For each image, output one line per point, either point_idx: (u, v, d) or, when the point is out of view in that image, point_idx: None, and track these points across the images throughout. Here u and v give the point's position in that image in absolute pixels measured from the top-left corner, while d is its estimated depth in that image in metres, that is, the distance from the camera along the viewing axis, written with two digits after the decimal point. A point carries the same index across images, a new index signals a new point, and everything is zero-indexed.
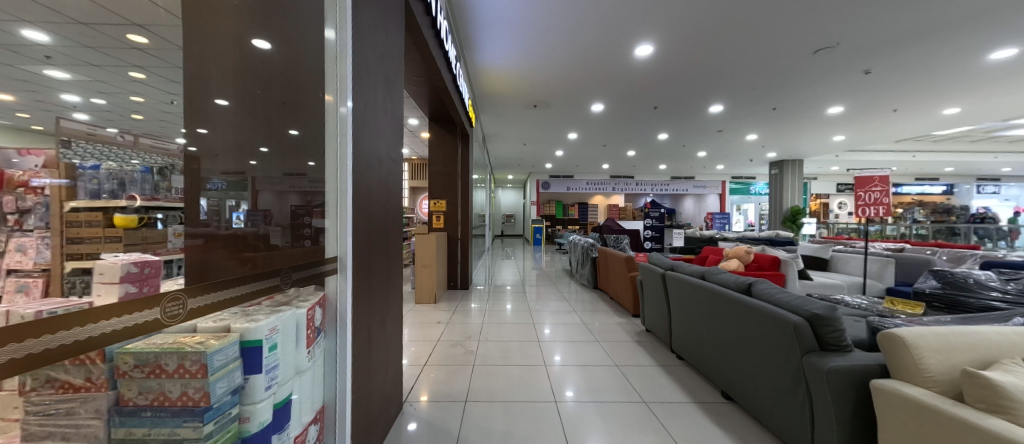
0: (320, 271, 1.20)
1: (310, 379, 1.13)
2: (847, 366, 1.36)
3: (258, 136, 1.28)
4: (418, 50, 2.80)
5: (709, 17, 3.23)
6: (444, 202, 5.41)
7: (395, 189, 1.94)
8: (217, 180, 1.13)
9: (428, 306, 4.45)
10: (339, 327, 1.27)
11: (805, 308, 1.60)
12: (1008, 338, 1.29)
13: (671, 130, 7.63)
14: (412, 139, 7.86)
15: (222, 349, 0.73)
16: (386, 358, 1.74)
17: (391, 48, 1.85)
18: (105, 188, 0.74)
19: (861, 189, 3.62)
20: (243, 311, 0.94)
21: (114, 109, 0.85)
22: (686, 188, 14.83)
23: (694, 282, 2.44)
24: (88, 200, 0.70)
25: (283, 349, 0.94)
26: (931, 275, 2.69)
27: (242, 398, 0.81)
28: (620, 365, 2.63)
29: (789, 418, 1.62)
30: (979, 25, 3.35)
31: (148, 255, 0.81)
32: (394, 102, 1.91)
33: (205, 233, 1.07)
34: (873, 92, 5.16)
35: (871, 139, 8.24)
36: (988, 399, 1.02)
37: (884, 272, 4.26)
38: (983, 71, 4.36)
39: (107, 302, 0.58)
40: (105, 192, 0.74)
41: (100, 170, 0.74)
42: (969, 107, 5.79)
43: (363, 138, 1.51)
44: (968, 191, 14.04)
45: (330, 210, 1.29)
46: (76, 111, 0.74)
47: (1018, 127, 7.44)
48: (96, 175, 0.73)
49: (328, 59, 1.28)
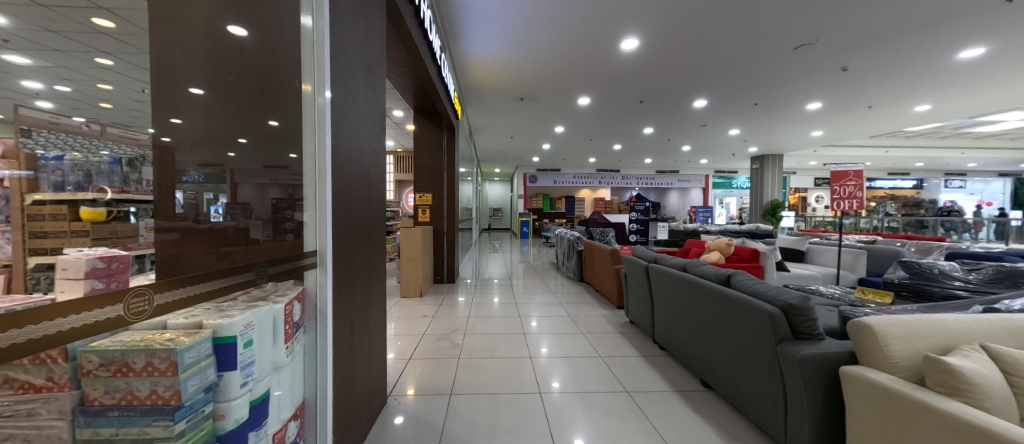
0: (298, 265, 1.18)
1: (291, 374, 1.10)
2: (819, 354, 1.41)
3: (232, 127, 1.23)
4: (400, 41, 2.74)
5: (695, 12, 3.24)
6: (430, 195, 5.32)
7: (378, 181, 1.91)
8: (193, 172, 1.07)
9: (414, 299, 4.42)
10: (319, 322, 1.24)
11: (779, 298, 1.65)
12: (967, 324, 1.36)
13: (657, 124, 7.71)
14: (397, 132, 7.73)
15: (194, 345, 0.71)
16: (369, 352, 1.73)
17: (372, 37, 1.80)
18: (70, 180, 0.68)
19: (836, 182, 3.72)
20: (217, 307, 0.91)
21: (80, 97, 0.81)
22: (671, 182, 15.08)
23: (675, 274, 2.49)
24: (53, 193, 0.65)
25: (259, 345, 0.90)
26: (899, 265, 2.81)
27: (216, 396, 0.79)
28: (604, 356, 2.68)
29: (764, 405, 1.67)
30: (953, 25, 3.44)
31: (119, 250, 0.75)
32: (375, 93, 1.86)
33: (183, 227, 1.02)
34: (850, 89, 5.29)
35: (847, 134, 8.49)
36: (947, 383, 1.08)
37: (856, 263, 4.43)
38: (956, 69, 4.48)
39: (74, 298, 0.57)
40: (70, 185, 0.68)
41: (64, 161, 0.69)
42: (939, 104, 6.01)
43: (342, 129, 1.46)
44: (936, 184, 14.73)
45: (308, 204, 1.27)
46: (38, 99, 0.70)
47: (983, 123, 7.77)
48: (61, 166, 0.68)
49: (306, 46, 1.25)
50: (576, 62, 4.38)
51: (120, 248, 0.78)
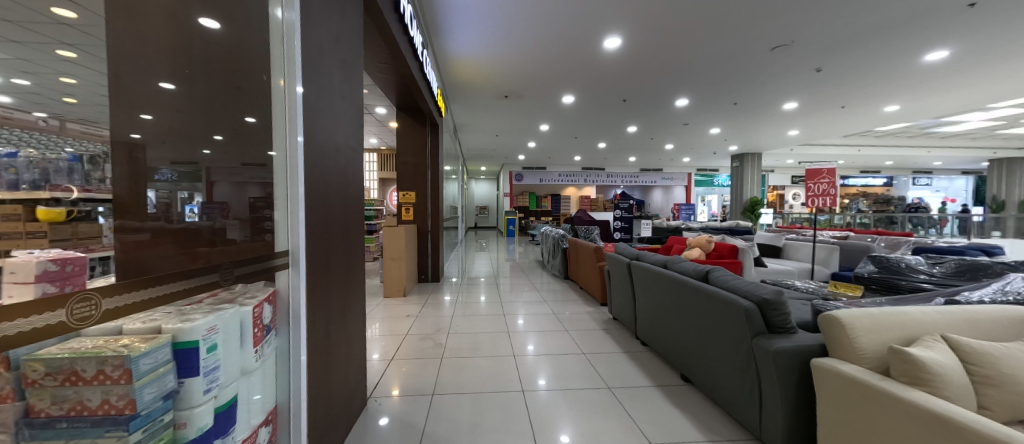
0: (269, 266, 1.13)
1: (262, 378, 1.07)
2: (791, 347, 1.45)
3: (209, 123, 1.17)
4: (379, 37, 2.68)
5: (675, 13, 3.28)
6: (414, 194, 5.25)
7: (356, 179, 1.87)
8: (166, 170, 1.03)
9: (397, 299, 4.36)
10: (292, 324, 1.21)
11: (755, 293, 1.69)
12: (929, 316, 1.42)
13: (641, 123, 7.81)
14: (381, 129, 7.59)
15: (150, 352, 0.67)
16: (347, 353, 1.70)
17: (348, 31, 1.75)
18: (24, 178, 0.64)
19: (812, 180, 3.84)
20: (179, 310, 0.86)
21: (39, 91, 0.76)
22: (654, 180, 15.35)
23: (656, 270, 2.53)
24: (7, 192, 0.61)
25: (225, 350, 0.87)
26: (869, 260, 2.92)
27: (176, 404, 0.75)
28: (588, 353, 2.70)
29: (741, 398, 1.71)
30: (918, 29, 3.60)
31: (77, 251, 0.76)
32: (352, 89, 1.81)
33: (153, 226, 0.99)
34: (823, 90, 5.48)
35: (822, 134, 8.79)
36: (910, 372, 1.13)
37: (830, 258, 4.59)
38: (923, 71, 4.68)
39: (15, 301, 0.52)
40: (25, 183, 0.64)
41: (17, 157, 0.64)
42: (906, 105, 6.27)
43: (317, 126, 1.43)
44: (905, 182, 15.42)
45: (280, 202, 1.22)
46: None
47: (947, 124, 8.16)
48: (15, 164, 0.63)
49: (274, 36, 1.20)
50: (561, 60, 4.39)
51: (81, 250, 0.80)
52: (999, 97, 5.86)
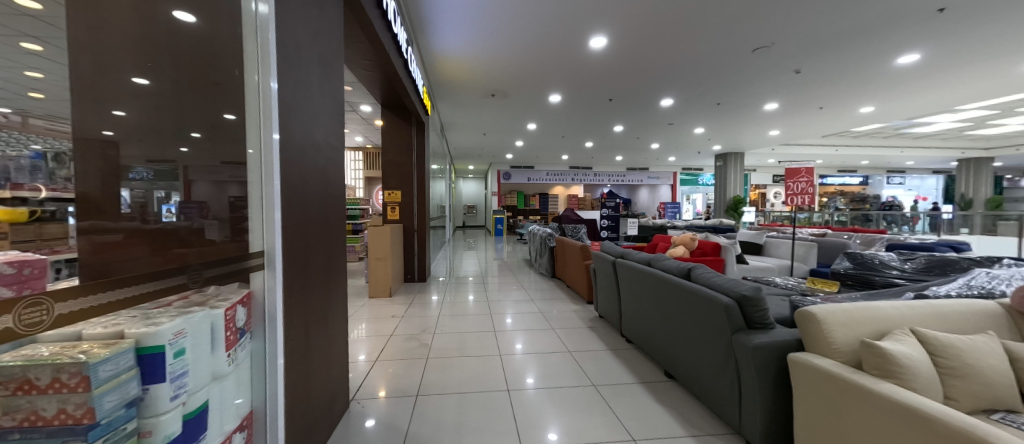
0: (244, 267, 1.09)
1: (236, 383, 1.04)
2: (769, 343, 1.49)
3: (188, 119, 1.13)
4: (361, 34, 2.64)
5: (658, 14, 3.32)
6: (400, 193, 5.20)
7: (337, 178, 1.83)
8: (140, 169, 1.03)
9: (383, 299, 4.31)
10: (268, 327, 1.18)
11: (735, 290, 1.72)
12: (900, 311, 1.47)
13: (627, 122, 7.89)
14: (367, 127, 7.47)
15: (111, 358, 0.64)
16: (328, 356, 1.67)
17: (327, 26, 1.71)
18: None
19: (791, 179, 3.94)
20: (144, 313, 0.82)
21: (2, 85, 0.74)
22: (641, 178, 15.56)
23: (640, 268, 2.56)
24: None
25: (194, 354, 0.84)
26: (846, 256, 3.02)
27: (141, 411, 0.72)
28: (574, 351, 2.72)
29: (721, 393, 1.75)
30: (890, 33, 3.73)
31: (42, 254, 0.69)
32: (332, 86, 1.78)
33: (128, 227, 1.00)
34: (802, 91, 5.63)
35: (802, 134, 9.05)
36: (881, 366, 1.17)
37: (808, 255, 4.74)
38: (896, 73, 4.85)
39: None
40: None
41: None
42: (880, 106, 6.51)
43: (294, 123, 1.39)
44: (880, 181, 15.99)
45: (253, 200, 1.14)
46: None
47: (918, 125, 8.49)
48: None
49: (247, 29, 1.12)
50: (548, 59, 4.39)
51: (45, 251, 0.72)
52: (965, 100, 6.13)
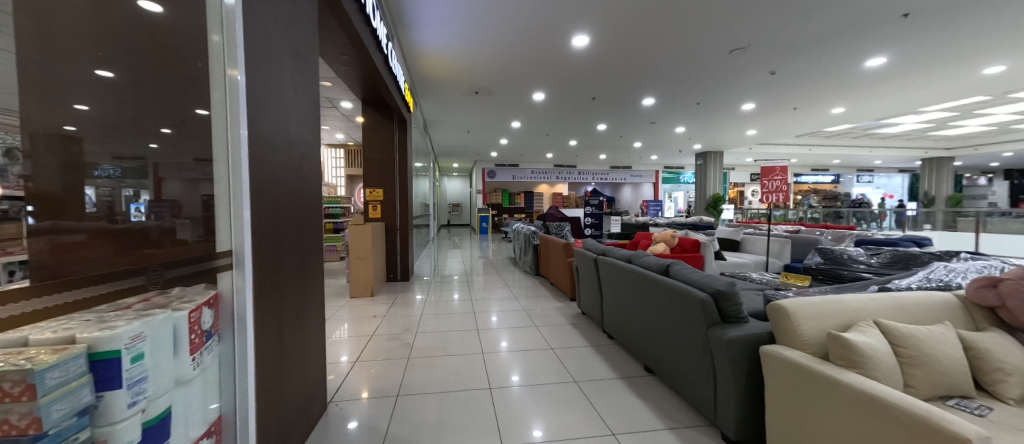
0: (210, 267, 1.05)
1: (202, 387, 1.00)
2: (742, 336, 1.54)
3: (158, 113, 1.07)
4: (338, 27, 2.57)
5: (638, 13, 3.36)
6: (381, 191, 5.12)
7: (312, 176, 1.79)
8: (107, 166, 0.96)
9: (364, 299, 4.25)
10: (237, 329, 1.14)
11: (711, 285, 1.77)
12: (863, 303, 1.54)
13: (611, 121, 7.97)
14: (348, 124, 7.30)
15: (59, 364, 0.60)
16: (304, 358, 1.64)
17: (300, 18, 1.66)
18: None
19: (766, 177, 4.04)
20: (99, 317, 0.78)
21: None
22: (625, 177, 15.77)
23: (621, 265, 2.60)
24: None
25: (153, 358, 0.80)
26: (817, 252, 3.13)
27: (95, 420, 0.68)
28: (557, 348, 2.74)
29: (698, 386, 1.79)
30: (859, 37, 3.88)
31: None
32: (306, 80, 1.73)
33: (93, 226, 0.93)
34: (778, 92, 5.81)
35: (779, 134, 9.34)
36: (847, 357, 1.22)
37: (782, 251, 4.90)
38: (865, 76, 5.06)
39: None
40: None
41: None
42: (851, 107, 6.77)
43: (265, 118, 1.35)
44: (851, 179, 16.71)
45: (221, 199, 1.11)
46: None
47: (885, 125, 8.89)
48: None
49: (213, 22, 1.07)
50: (531, 57, 4.40)
51: None
52: (927, 102, 6.45)
